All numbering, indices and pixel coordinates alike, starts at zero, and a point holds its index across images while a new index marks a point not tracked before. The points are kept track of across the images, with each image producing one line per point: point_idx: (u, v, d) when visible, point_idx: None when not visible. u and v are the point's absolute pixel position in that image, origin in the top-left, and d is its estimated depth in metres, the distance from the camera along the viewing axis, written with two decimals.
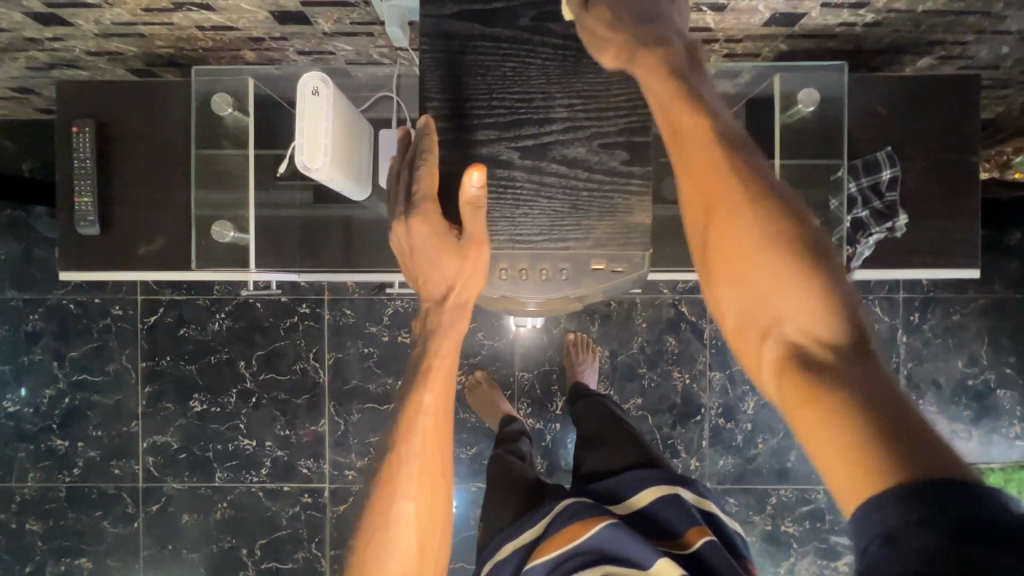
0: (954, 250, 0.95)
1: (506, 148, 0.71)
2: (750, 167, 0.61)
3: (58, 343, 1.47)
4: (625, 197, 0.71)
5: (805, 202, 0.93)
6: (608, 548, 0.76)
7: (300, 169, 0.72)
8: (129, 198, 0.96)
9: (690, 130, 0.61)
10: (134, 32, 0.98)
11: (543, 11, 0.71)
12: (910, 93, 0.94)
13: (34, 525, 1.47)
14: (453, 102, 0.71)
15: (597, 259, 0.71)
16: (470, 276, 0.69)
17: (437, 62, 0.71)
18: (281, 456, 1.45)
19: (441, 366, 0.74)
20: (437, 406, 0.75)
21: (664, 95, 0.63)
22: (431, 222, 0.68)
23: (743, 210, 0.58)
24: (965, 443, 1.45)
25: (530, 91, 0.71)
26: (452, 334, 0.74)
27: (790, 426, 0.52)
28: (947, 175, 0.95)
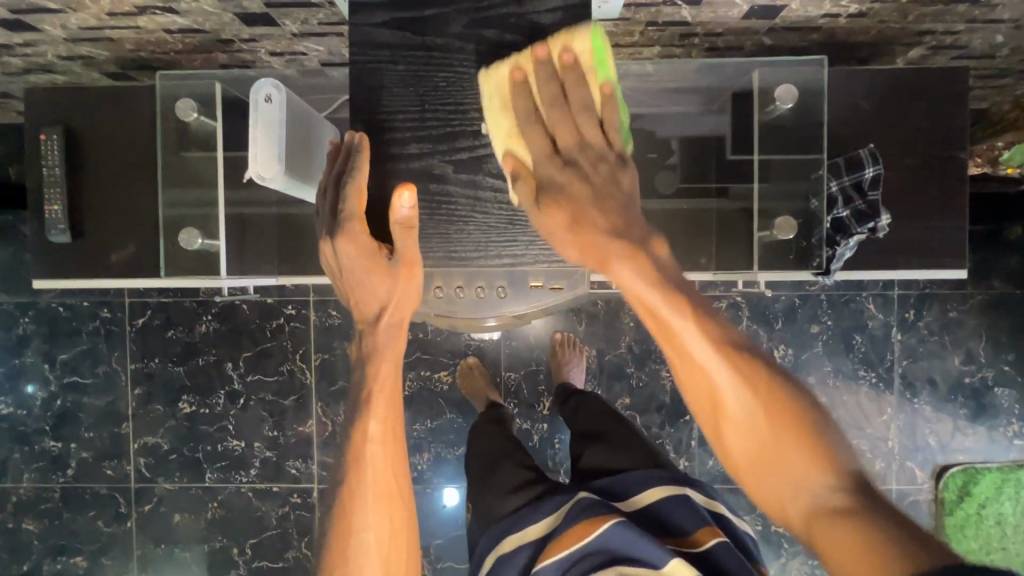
0: (939, 250, 0.93)
1: (442, 161, 0.73)
2: (726, 336, 0.69)
3: (49, 346, 1.48)
4: None
5: (786, 200, 0.91)
6: (619, 548, 0.70)
7: (254, 178, 0.72)
8: (100, 205, 0.96)
9: (676, 330, 0.68)
10: (102, 37, 0.97)
11: (476, 19, 0.71)
12: (891, 87, 0.91)
13: (31, 525, 1.49)
14: (388, 116, 0.72)
15: (533, 278, 0.74)
16: (403, 297, 0.72)
17: (367, 74, 0.72)
18: (270, 456, 1.46)
19: (384, 389, 0.76)
20: (384, 433, 0.76)
21: (646, 292, 0.68)
22: (359, 243, 0.71)
23: (732, 391, 0.67)
24: (962, 441, 1.42)
25: (465, 103, 0.72)
26: (392, 355, 0.76)
27: (810, 548, 0.62)
28: (931, 172, 0.92)
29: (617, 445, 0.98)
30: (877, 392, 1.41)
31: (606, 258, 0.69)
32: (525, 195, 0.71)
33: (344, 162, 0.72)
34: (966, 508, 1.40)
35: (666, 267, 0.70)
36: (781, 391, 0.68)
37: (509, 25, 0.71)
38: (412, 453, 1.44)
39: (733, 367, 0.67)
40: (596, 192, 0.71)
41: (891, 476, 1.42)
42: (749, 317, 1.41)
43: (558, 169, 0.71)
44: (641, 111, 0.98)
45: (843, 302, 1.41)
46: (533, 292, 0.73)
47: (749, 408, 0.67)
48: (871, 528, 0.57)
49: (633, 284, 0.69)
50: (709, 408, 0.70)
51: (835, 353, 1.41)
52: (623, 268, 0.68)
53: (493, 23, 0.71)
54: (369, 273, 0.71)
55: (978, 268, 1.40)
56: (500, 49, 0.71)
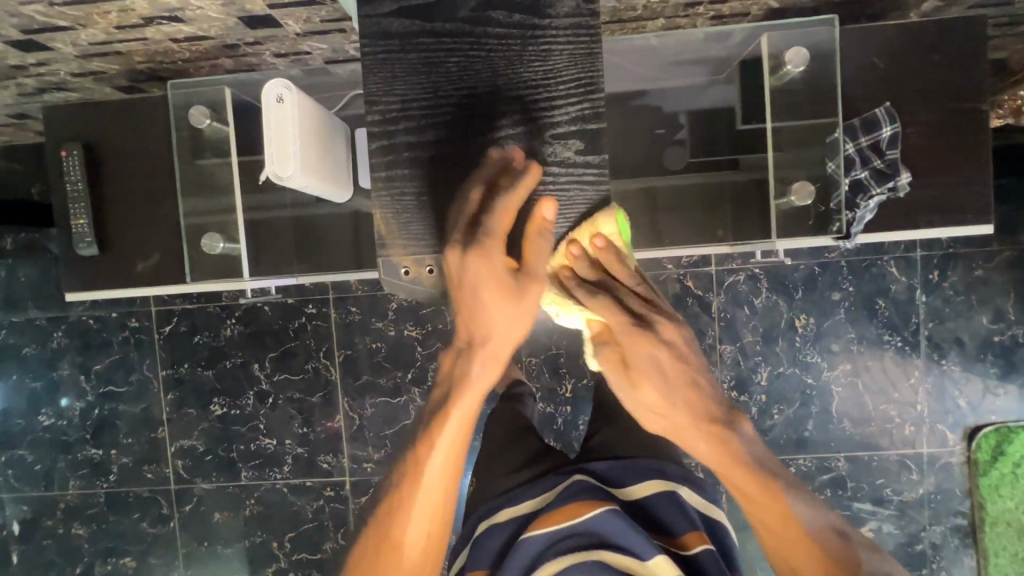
0: (960, 208, 0.91)
1: (458, 146, 0.71)
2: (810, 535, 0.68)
3: (83, 357, 1.53)
4: (581, 189, 0.70)
5: (800, 167, 0.90)
6: (604, 534, 0.71)
7: (272, 178, 0.74)
8: (123, 216, 0.98)
9: (756, 507, 0.70)
10: (112, 51, 0.98)
11: (482, 1, 0.69)
12: (908, 44, 0.88)
13: (80, 530, 1.55)
14: (399, 105, 0.71)
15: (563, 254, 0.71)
16: (515, 319, 0.66)
17: (377, 63, 0.70)
18: (302, 452, 1.50)
19: (464, 412, 0.69)
20: (452, 451, 0.69)
21: (725, 471, 0.72)
22: (492, 258, 0.64)
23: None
24: (993, 401, 1.39)
25: (476, 86, 0.70)
26: (477, 381, 0.68)
27: None
28: (954, 129, 0.90)
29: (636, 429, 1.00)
30: (903, 356, 1.40)
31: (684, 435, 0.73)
32: (608, 362, 0.74)
33: (500, 177, 0.68)
34: (1001, 468, 1.38)
35: (746, 438, 0.74)
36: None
37: (517, 4, 0.69)
38: None
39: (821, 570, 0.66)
40: (680, 363, 0.73)
41: (922, 439, 1.40)
42: (768, 288, 1.40)
43: (640, 342, 0.71)
44: (646, 87, 0.98)
45: (864, 268, 1.39)
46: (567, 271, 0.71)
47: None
48: None
49: (721, 461, 0.71)
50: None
51: (858, 319, 1.39)
52: (699, 445, 0.72)
53: (499, 5, 0.69)
54: (493, 290, 0.64)
55: (1004, 224, 1.36)
56: (509, 30, 0.69)
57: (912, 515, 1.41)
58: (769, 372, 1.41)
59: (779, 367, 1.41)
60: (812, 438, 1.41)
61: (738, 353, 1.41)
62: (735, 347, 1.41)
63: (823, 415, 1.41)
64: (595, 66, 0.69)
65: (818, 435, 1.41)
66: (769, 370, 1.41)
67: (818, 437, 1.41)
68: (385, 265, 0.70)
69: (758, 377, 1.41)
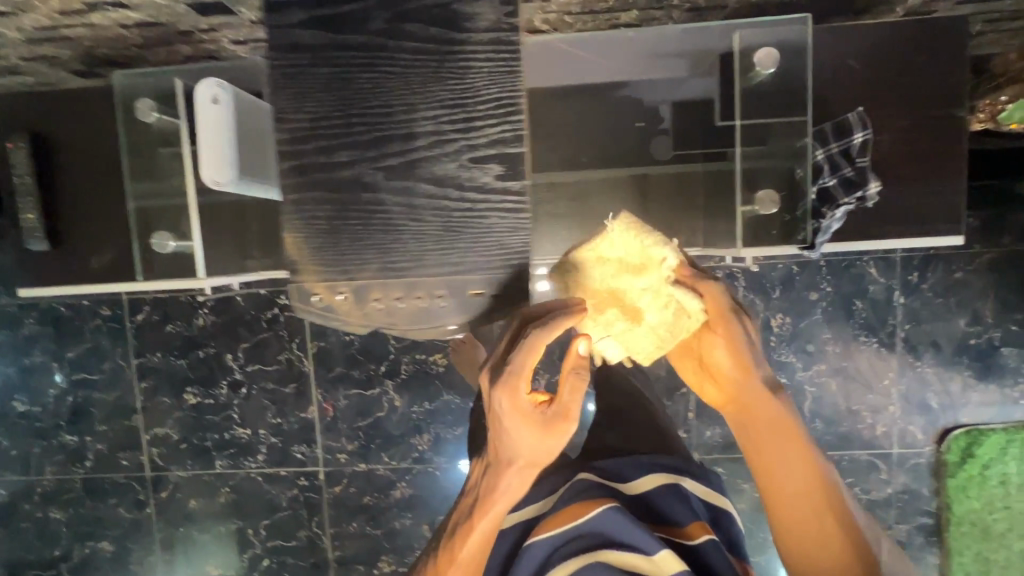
0: (934, 215, 0.89)
1: (371, 168, 0.74)
2: (845, 515, 0.64)
3: (55, 344, 1.52)
4: (501, 216, 0.74)
5: (766, 172, 0.86)
6: (610, 532, 0.69)
7: (210, 183, 0.77)
8: (75, 210, 0.96)
9: (798, 489, 0.65)
10: (59, 36, 0.94)
11: (397, 14, 0.72)
12: (888, 44, 0.85)
13: (58, 514, 1.57)
14: (313, 124, 0.74)
15: (475, 285, 0.75)
16: (542, 452, 0.65)
17: (287, 78, 0.73)
18: (276, 442, 1.50)
19: (480, 536, 0.65)
20: (474, 558, 0.66)
21: (779, 448, 0.67)
22: (519, 385, 0.64)
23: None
24: (966, 404, 1.39)
25: (391, 104, 0.73)
26: (493, 508, 0.65)
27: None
28: (931, 134, 0.88)
29: (629, 429, 1.00)
30: (878, 357, 1.39)
31: (755, 397, 0.70)
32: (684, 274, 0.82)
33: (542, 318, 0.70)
34: (969, 470, 1.39)
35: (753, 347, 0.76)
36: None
37: (432, 19, 0.72)
38: (413, 434, 1.47)
39: (850, 558, 0.62)
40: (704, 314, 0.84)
41: (893, 440, 1.41)
42: (745, 287, 1.38)
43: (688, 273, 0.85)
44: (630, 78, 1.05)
45: (843, 267, 1.37)
46: (476, 300, 0.75)
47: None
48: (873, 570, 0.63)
49: (771, 437, 0.68)
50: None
51: (834, 319, 1.38)
52: (766, 408, 0.69)
53: (414, 18, 0.72)
54: (522, 419, 0.64)
55: (986, 226, 1.34)
56: (423, 44, 0.72)
57: (879, 514, 1.42)
58: None
59: None
60: None
61: None
62: None
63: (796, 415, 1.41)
64: (516, 86, 0.72)
65: None
66: None
67: None
68: (296, 290, 0.76)
69: None
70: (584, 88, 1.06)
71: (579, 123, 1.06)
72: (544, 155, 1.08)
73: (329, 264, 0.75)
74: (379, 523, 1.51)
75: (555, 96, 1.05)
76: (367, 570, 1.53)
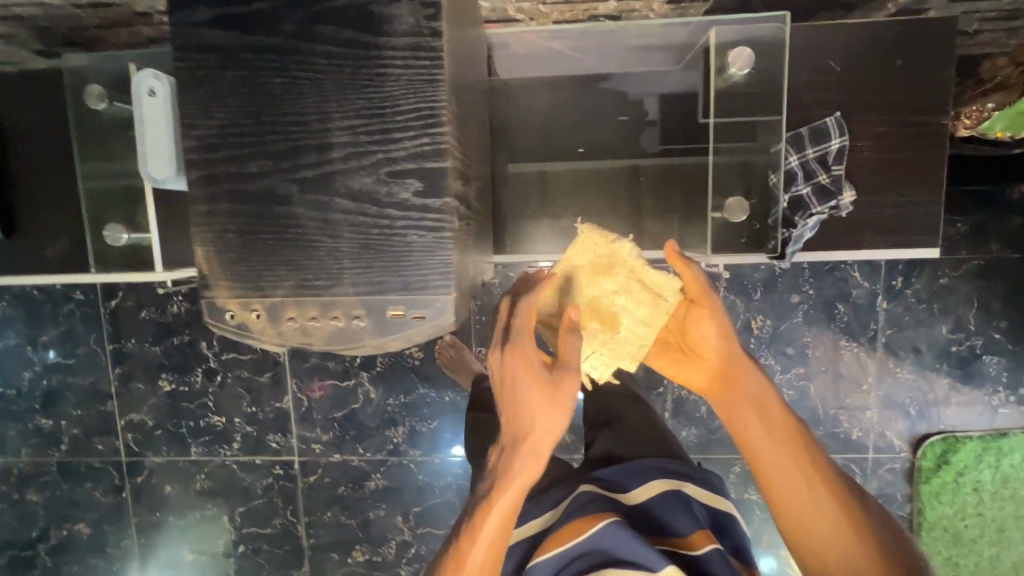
0: (907, 228, 1.01)
1: (285, 180, 0.74)
2: (827, 469, 0.71)
3: (29, 328, 1.50)
4: (418, 233, 0.73)
5: (748, 172, 0.95)
6: (609, 548, 0.73)
7: (149, 178, 0.85)
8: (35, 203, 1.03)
9: (783, 451, 0.72)
10: (10, 14, 0.90)
11: (310, 14, 0.70)
12: (863, 51, 0.97)
13: (34, 496, 1.57)
14: (226, 131, 0.74)
15: (392, 306, 0.74)
16: (556, 414, 0.67)
17: (196, 81, 0.74)
18: (250, 431, 1.50)
19: (501, 512, 0.65)
20: (495, 540, 0.65)
21: (761, 415, 0.75)
22: (524, 350, 0.70)
23: (827, 527, 0.68)
24: (944, 410, 1.38)
25: (304, 112, 0.72)
26: (515, 481, 0.65)
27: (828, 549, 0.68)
28: (907, 142, 0.99)
29: (629, 429, 1.05)
30: (858, 362, 1.37)
31: (742, 368, 0.79)
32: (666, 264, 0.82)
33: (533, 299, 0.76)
34: (944, 476, 1.38)
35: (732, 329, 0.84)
36: (878, 526, 0.68)
37: (346, 21, 0.70)
38: (388, 427, 1.47)
39: (836, 511, 0.68)
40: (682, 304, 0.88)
41: (869, 445, 1.40)
42: (726, 288, 1.35)
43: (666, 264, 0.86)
44: (613, 71, 1.17)
45: (827, 271, 1.34)
46: (395, 321, 0.74)
47: (856, 556, 0.66)
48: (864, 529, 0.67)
49: (754, 405, 0.76)
50: (800, 546, 0.69)
51: (815, 322, 1.36)
52: (747, 378, 0.78)
53: (328, 18, 0.71)
54: (529, 380, 0.67)
55: (974, 231, 1.32)
56: (338, 47, 0.71)
57: None
58: None
59: None
60: None
61: None
62: None
63: None
64: (434, 95, 0.70)
65: None
66: None
67: None
68: (209, 306, 0.77)
69: None
70: (570, 79, 1.19)
71: (580, 114, 1.20)
72: (546, 142, 1.21)
73: (245, 282, 0.76)
74: (354, 513, 1.51)
75: (541, 87, 1.19)
76: (341, 559, 1.54)
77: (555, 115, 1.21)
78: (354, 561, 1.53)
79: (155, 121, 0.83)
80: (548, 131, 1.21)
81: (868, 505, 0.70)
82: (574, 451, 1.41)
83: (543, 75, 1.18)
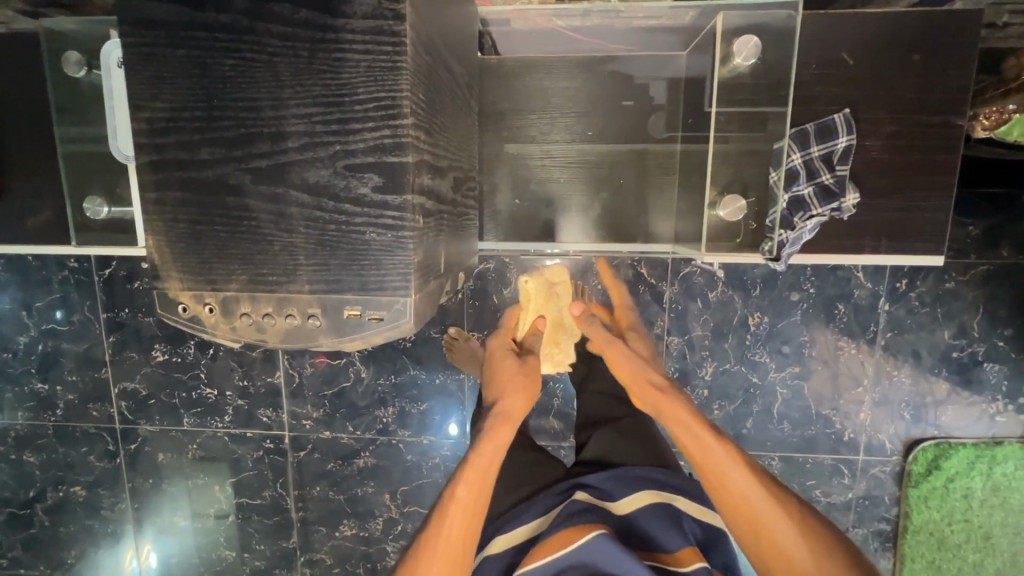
0: (913, 234, 0.99)
1: (239, 170, 0.72)
2: (763, 470, 0.76)
3: (24, 294, 1.50)
4: (377, 231, 0.71)
5: (745, 171, 0.92)
6: (595, 560, 0.75)
7: (120, 156, 0.94)
8: (24, 175, 1.06)
9: (721, 454, 0.76)
10: None
11: None
12: (877, 43, 0.93)
13: (31, 457, 1.60)
14: (176, 114, 0.72)
15: (349, 306, 0.73)
16: (523, 389, 0.94)
17: (144, 61, 0.71)
18: (242, 405, 1.51)
19: (481, 464, 0.82)
20: (471, 498, 0.78)
21: (681, 413, 0.85)
22: (503, 348, 1.04)
23: (752, 498, 0.72)
24: (939, 416, 1.36)
25: (258, 97, 0.69)
26: (492, 440, 0.85)
27: (756, 520, 0.71)
28: (917, 139, 0.96)
29: (618, 431, 1.04)
30: (855, 363, 1.35)
31: (653, 387, 0.93)
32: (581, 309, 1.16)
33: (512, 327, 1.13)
34: (934, 482, 1.37)
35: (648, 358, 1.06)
36: (815, 517, 0.71)
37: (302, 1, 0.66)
38: (378, 406, 1.47)
39: (757, 484, 0.73)
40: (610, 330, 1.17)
41: (860, 447, 1.39)
42: (725, 283, 1.32)
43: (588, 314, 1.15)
44: (618, 52, 1.12)
45: (829, 270, 1.31)
46: (352, 322, 0.73)
47: (807, 555, 0.68)
48: (785, 503, 0.72)
49: (685, 418, 0.83)
50: (738, 518, 0.73)
51: (814, 321, 1.33)
52: (672, 396, 0.89)
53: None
54: (501, 362, 1.00)
55: (985, 235, 1.27)
56: (293, 29, 0.67)
57: (836, 517, 1.42)
58: (714, 368, 1.36)
59: (725, 364, 1.36)
60: (748, 435, 1.39)
61: (685, 345, 1.35)
62: (683, 340, 1.35)
63: (764, 415, 1.38)
64: (394, 84, 0.66)
65: (755, 433, 1.39)
66: (714, 366, 1.36)
67: (754, 435, 1.39)
68: (162, 298, 0.77)
69: (702, 371, 1.36)
70: (572, 59, 1.14)
71: (580, 98, 1.16)
72: (544, 125, 1.18)
73: (197, 275, 0.75)
74: (342, 489, 1.53)
75: (539, 68, 1.15)
76: (329, 532, 1.56)
77: (553, 97, 1.16)
78: (342, 535, 1.56)
79: (121, 94, 0.91)
80: (542, 115, 1.17)
81: (795, 497, 0.74)
82: (563, 439, 1.41)
83: (541, 56, 1.14)
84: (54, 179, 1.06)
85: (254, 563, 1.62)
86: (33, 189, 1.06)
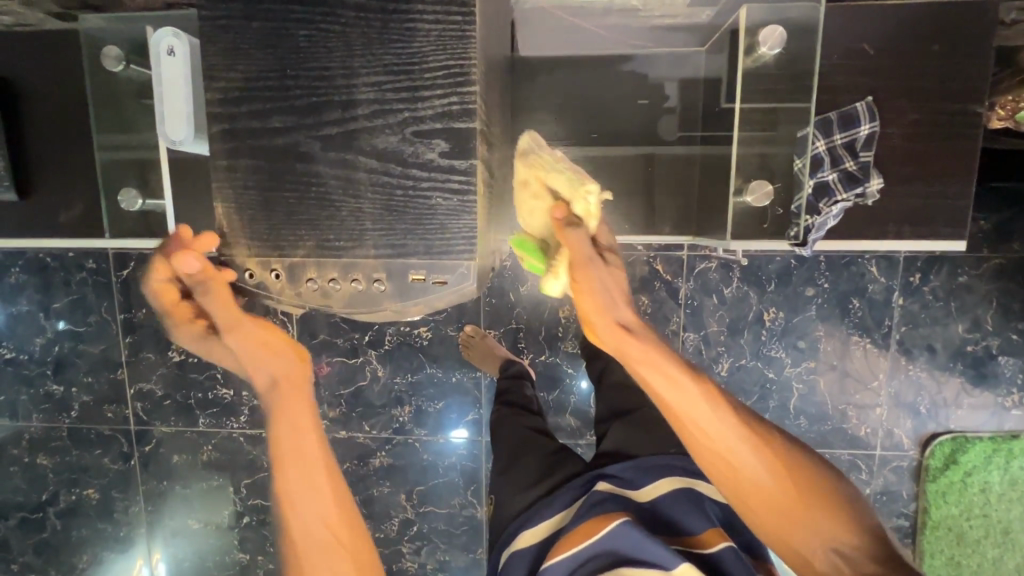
0: (931, 223, 1.01)
1: (308, 137, 0.74)
2: (733, 405, 0.76)
3: (41, 295, 1.51)
4: (445, 196, 0.73)
5: (766, 161, 0.94)
6: (622, 548, 0.76)
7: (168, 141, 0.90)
8: (54, 171, 1.08)
9: (694, 400, 0.74)
10: None
11: None
12: (896, 34, 0.96)
13: (45, 460, 1.60)
14: (249, 83, 0.73)
15: (414, 270, 0.75)
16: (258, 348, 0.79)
17: (217, 32, 0.73)
18: (257, 405, 1.51)
19: (300, 454, 0.77)
20: (314, 481, 0.77)
21: (652, 359, 0.76)
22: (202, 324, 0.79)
23: (726, 439, 0.73)
24: (955, 410, 1.37)
25: (330, 65, 0.72)
26: (286, 416, 0.78)
27: (731, 458, 0.73)
28: (936, 130, 0.99)
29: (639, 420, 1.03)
30: (870, 357, 1.35)
31: (618, 327, 0.80)
32: (569, 236, 0.85)
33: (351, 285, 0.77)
34: (951, 476, 1.37)
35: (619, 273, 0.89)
36: (780, 438, 0.76)
37: None
38: (394, 406, 1.47)
39: (729, 422, 0.74)
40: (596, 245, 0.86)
41: (877, 443, 1.39)
42: (740, 278, 1.33)
43: (579, 238, 0.84)
44: (636, 52, 1.16)
45: (843, 265, 1.32)
46: (417, 286, 0.75)
47: (776, 482, 0.72)
48: (755, 434, 0.74)
49: (658, 362, 0.76)
50: (712, 458, 0.74)
51: (829, 316, 1.34)
52: (637, 337, 0.78)
53: None
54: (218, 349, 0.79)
55: (995, 229, 1.30)
56: (363, 3, 0.70)
57: None
58: (730, 363, 1.37)
59: (740, 360, 1.36)
60: None
61: (701, 341, 1.36)
62: (698, 336, 1.36)
63: (781, 411, 1.39)
64: (463, 52, 0.69)
65: None
66: (731, 361, 1.37)
67: None
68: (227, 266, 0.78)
69: (718, 367, 1.37)
70: (596, 56, 1.17)
71: (605, 92, 1.18)
72: (571, 118, 1.20)
73: (264, 241, 0.76)
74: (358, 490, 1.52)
75: (563, 64, 1.18)
76: None
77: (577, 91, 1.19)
78: None
79: (173, 81, 0.88)
80: (568, 108, 1.19)
81: (761, 422, 0.77)
82: (580, 436, 1.41)
83: (567, 52, 1.17)
84: (83, 176, 1.07)
85: (267, 566, 1.60)
86: (61, 187, 1.08)
